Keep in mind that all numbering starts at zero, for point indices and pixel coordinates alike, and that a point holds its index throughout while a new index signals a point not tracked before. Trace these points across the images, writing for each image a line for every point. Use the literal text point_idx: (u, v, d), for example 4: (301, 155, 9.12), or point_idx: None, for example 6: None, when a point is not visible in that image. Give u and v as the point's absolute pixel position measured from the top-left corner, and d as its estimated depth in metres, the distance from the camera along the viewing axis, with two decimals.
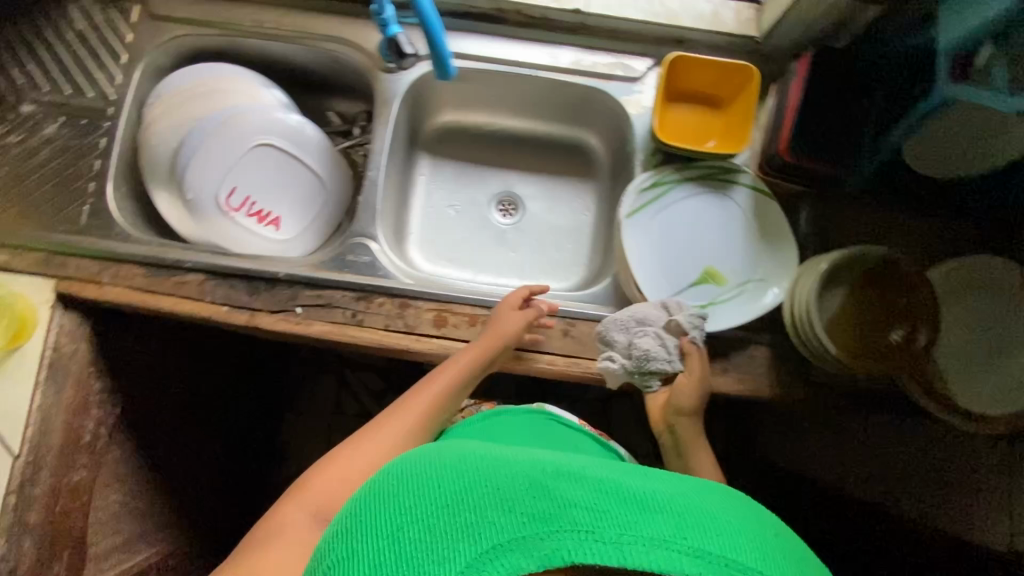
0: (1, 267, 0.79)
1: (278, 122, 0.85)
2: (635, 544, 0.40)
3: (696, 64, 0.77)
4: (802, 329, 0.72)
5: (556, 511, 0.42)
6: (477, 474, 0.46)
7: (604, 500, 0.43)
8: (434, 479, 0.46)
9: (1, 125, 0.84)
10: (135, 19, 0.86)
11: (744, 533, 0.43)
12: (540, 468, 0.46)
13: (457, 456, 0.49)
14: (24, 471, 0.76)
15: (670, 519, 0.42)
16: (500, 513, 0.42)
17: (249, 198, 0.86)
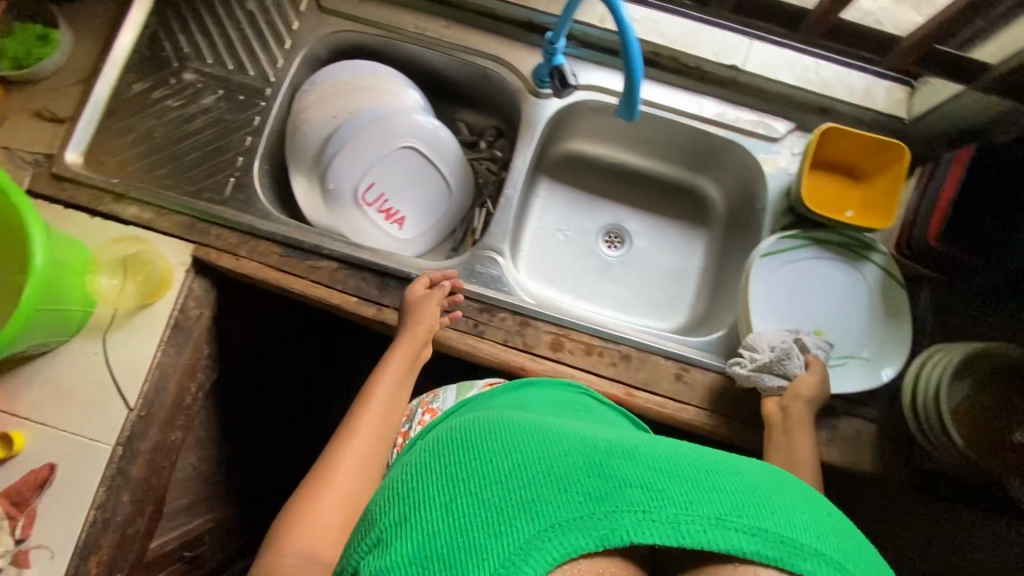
0: (145, 224, 0.81)
1: (421, 126, 0.88)
2: (692, 523, 0.38)
3: (849, 136, 0.79)
4: (925, 415, 0.73)
5: (610, 491, 0.39)
6: (522, 450, 0.43)
7: (656, 476, 0.41)
8: (477, 456, 0.44)
9: (163, 88, 0.87)
10: (303, 8, 0.89)
11: (801, 506, 0.40)
12: (584, 445, 0.44)
13: (499, 431, 0.47)
14: (135, 425, 0.77)
15: (725, 497, 0.39)
16: (549, 490, 0.40)
17: (383, 195, 0.88)
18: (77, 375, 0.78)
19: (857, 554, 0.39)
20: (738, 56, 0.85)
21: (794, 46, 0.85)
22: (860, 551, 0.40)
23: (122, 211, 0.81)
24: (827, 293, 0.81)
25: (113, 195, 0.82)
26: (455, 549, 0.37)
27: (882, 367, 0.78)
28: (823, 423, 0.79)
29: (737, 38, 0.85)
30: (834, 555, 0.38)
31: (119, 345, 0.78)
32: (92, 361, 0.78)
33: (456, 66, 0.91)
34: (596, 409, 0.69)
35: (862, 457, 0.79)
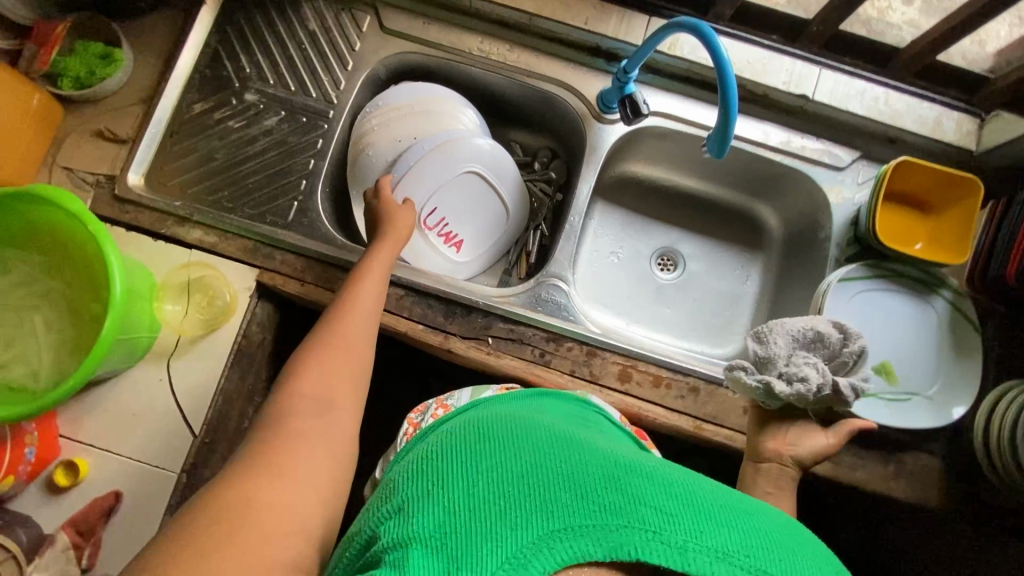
0: (209, 248, 0.80)
1: (481, 148, 0.86)
2: (701, 553, 0.36)
3: (920, 170, 0.78)
4: (1000, 453, 0.72)
5: (625, 504, 0.37)
6: (540, 453, 0.42)
7: (672, 500, 0.38)
8: (495, 452, 0.43)
9: (224, 109, 0.86)
10: (365, 29, 0.88)
11: (812, 564, 0.38)
12: (603, 458, 0.43)
13: (519, 432, 0.46)
14: (199, 451, 0.76)
15: (737, 536, 0.37)
16: (561, 494, 0.38)
17: (444, 219, 0.87)
18: (142, 400, 0.77)
19: None
20: (808, 85, 0.84)
21: (864, 76, 0.84)
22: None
23: (186, 234, 0.81)
24: (894, 326, 0.80)
25: (176, 218, 0.81)
26: (462, 537, 0.36)
27: (953, 403, 0.77)
28: (891, 458, 0.79)
29: (807, 67, 0.84)
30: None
31: (183, 371, 0.77)
32: (157, 387, 0.77)
33: (516, 89, 0.90)
34: (606, 428, 0.63)
35: (930, 492, 0.78)
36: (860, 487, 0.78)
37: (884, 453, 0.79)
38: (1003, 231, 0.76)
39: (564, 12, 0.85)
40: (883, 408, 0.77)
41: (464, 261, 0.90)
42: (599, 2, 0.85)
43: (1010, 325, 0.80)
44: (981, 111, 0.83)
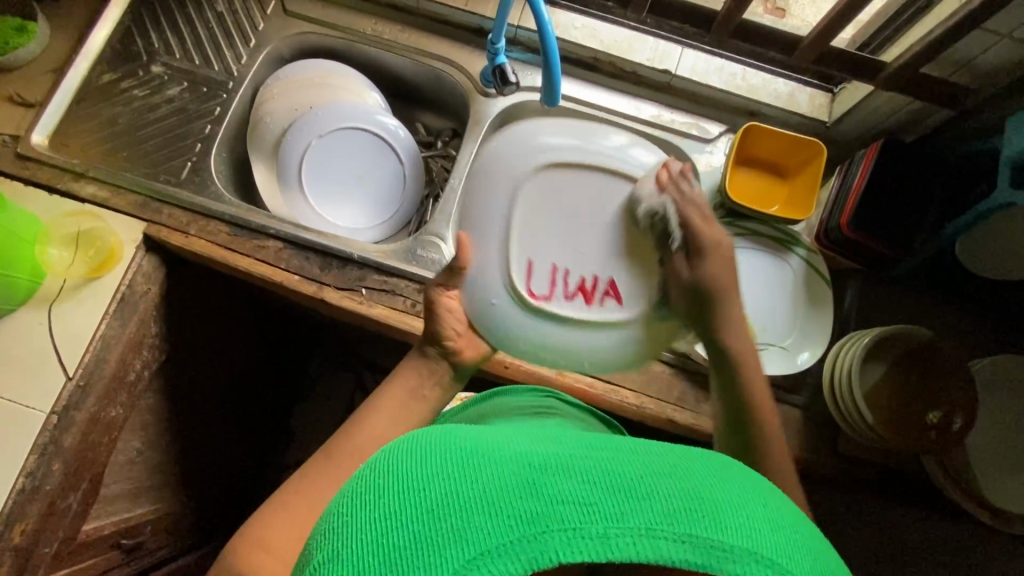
0: (100, 201, 0.84)
1: (522, 148, 0.62)
2: (625, 537, 0.30)
3: (768, 134, 0.84)
4: (843, 401, 0.74)
5: (537, 508, 0.31)
6: (432, 474, 0.34)
7: (588, 487, 0.32)
8: (381, 486, 0.35)
9: (132, 79, 0.92)
10: (269, 11, 0.96)
11: (744, 511, 0.33)
12: (509, 453, 0.34)
13: (413, 450, 0.37)
14: (72, 394, 0.78)
15: (663, 506, 0.31)
16: (458, 520, 0.31)
17: (557, 271, 0.62)
18: (20, 344, 0.79)
19: (793, 541, 0.33)
20: (670, 61, 0.90)
21: (724, 54, 0.90)
22: (802, 540, 0.34)
23: (80, 190, 0.85)
24: (750, 280, 0.84)
25: (72, 175, 0.85)
26: None
27: (803, 351, 0.80)
28: None
29: (670, 45, 0.91)
30: (769, 555, 0.32)
31: (62, 316, 0.80)
32: (35, 331, 0.79)
33: (409, 67, 0.97)
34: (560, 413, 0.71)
35: (790, 443, 0.79)
36: None
37: None
38: (842, 190, 0.79)
39: None
40: None
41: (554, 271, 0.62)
42: None
43: (862, 283, 0.83)
44: (833, 86, 0.89)
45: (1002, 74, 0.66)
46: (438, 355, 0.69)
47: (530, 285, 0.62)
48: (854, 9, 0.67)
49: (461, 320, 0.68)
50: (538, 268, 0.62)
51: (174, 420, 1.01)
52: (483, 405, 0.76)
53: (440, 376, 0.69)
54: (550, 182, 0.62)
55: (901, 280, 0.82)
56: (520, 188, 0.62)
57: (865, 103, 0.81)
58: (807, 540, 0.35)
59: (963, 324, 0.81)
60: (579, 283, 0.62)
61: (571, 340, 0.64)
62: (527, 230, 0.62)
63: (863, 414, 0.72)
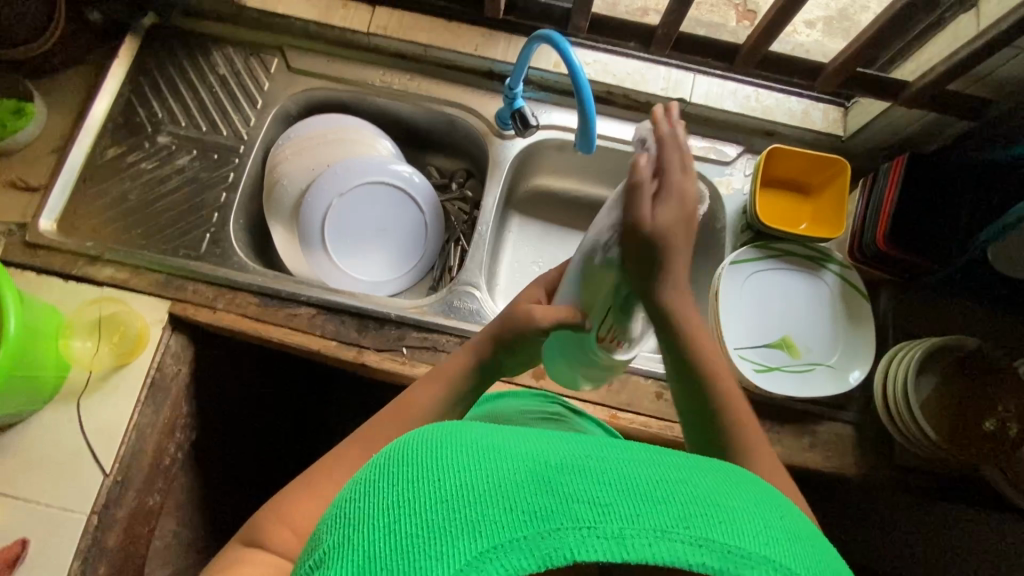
0: (119, 284, 0.81)
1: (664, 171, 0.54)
2: (639, 537, 0.29)
3: (791, 155, 0.84)
4: (900, 416, 0.74)
5: (552, 505, 0.30)
6: (449, 463, 0.33)
7: (605, 487, 0.31)
8: (398, 472, 0.34)
9: (137, 152, 0.89)
10: (273, 69, 0.94)
11: (762, 524, 0.31)
12: (522, 450, 0.33)
13: (425, 441, 0.36)
14: (111, 490, 0.75)
15: (678, 510, 0.30)
16: (473, 512, 0.30)
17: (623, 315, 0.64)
18: (50, 443, 0.75)
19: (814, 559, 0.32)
20: (684, 90, 0.90)
21: (736, 78, 0.91)
22: (817, 555, 0.33)
23: (97, 273, 0.81)
24: (788, 300, 0.84)
25: (87, 258, 0.82)
26: None
27: (851, 369, 0.81)
28: (804, 429, 0.80)
29: (682, 74, 0.91)
30: (786, 563, 0.30)
31: (94, 409, 0.76)
32: (65, 428, 0.76)
33: (422, 114, 0.96)
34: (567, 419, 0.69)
35: (846, 461, 0.79)
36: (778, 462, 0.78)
37: (797, 425, 0.80)
38: (872, 206, 0.80)
39: (456, 41, 0.91)
40: (787, 380, 0.80)
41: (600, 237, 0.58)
42: (487, 31, 0.92)
43: (896, 293, 0.84)
44: (844, 100, 0.90)
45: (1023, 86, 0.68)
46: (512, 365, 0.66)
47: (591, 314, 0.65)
48: (878, 35, 0.68)
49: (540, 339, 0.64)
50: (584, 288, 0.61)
51: (206, 497, 0.97)
52: (487, 407, 0.72)
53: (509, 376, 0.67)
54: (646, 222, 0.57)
55: (935, 287, 0.83)
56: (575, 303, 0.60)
57: (885, 117, 0.82)
58: (823, 553, 0.33)
59: (999, 326, 0.82)
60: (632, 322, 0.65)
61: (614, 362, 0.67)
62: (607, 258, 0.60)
63: (923, 428, 0.72)
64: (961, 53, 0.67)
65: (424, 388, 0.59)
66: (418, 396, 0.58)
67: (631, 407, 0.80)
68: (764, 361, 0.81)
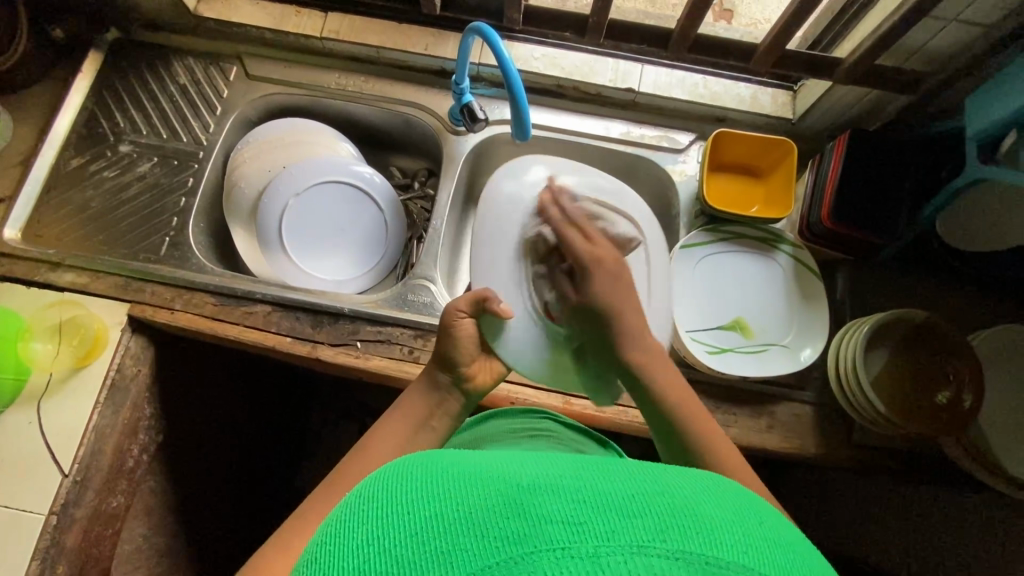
0: (80, 288, 0.83)
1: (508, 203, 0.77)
2: (615, 555, 0.26)
3: (737, 138, 0.85)
4: (849, 390, 0.74)
5: (524, 529, 0.27)
6: (423, 495, 0.31)
7: (575, 503, 0.28)
8: (371, 509, 0.31)
9: (100, 161, 0.91)
10: (232, 78, 0.96)
11: (744, 538, 0.28)
12: (495, 474, 0.31)
13: (397, 478, 0.33)
14: (69, 491, 0.76)
15: (655, 523, 0.27)
16: (446, 542, 0.27)
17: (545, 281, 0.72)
18: (10, 445, 0.76)
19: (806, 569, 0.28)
20: (633, 80, 0.92)
21: (683, 66, 0.92)
22: (804, 564, 0.29)
23: (58, 279, 0.83)
24: (740, 281, 0.84)
25: (49, 265, 0.84)
26: None
27: (804, 347, 0.80)
28: (762, 411, 0.79)
29: (630, 65, 0.92)
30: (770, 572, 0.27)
31: (53, 411, 0.78)
32: (25, 430, 0.77)
33: (379, 115, 0.98)
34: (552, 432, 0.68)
35: (804, 441, 0.78)
36: (736, 444, 0.78)
37: (755, 407, 0.79)
38: (817, 184, 0.80)
39: (407, 42, 0.93)
40: (740, 361, 0.80)
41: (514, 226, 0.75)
42: (437, 30, 0.93)
43: (851, 271, 0.83)
44: (792, 84, 0.91)
45: (954, 57, 0.69)
46: (450, 382, 0.64)
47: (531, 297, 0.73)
48: (803, 13, 0.69)
49: (478, 341, 0.67)
50: (533, 283, 0.73)
51: (177, 501, 0.97)
52: (475, 430, 0.70)
53: (451, 407, 0.64)
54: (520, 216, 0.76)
55: (887, 265, 0.83)
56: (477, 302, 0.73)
57: (827, 98, 0.83)
58: (808, 562, 0.30)
59: (957, 300, 0.82)
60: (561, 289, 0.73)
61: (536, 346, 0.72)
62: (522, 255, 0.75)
63: (872, 402, 0.71)
64: (885, 26, 0.68)
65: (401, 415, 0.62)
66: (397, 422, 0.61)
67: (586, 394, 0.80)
68: (717, 343, 0.81)
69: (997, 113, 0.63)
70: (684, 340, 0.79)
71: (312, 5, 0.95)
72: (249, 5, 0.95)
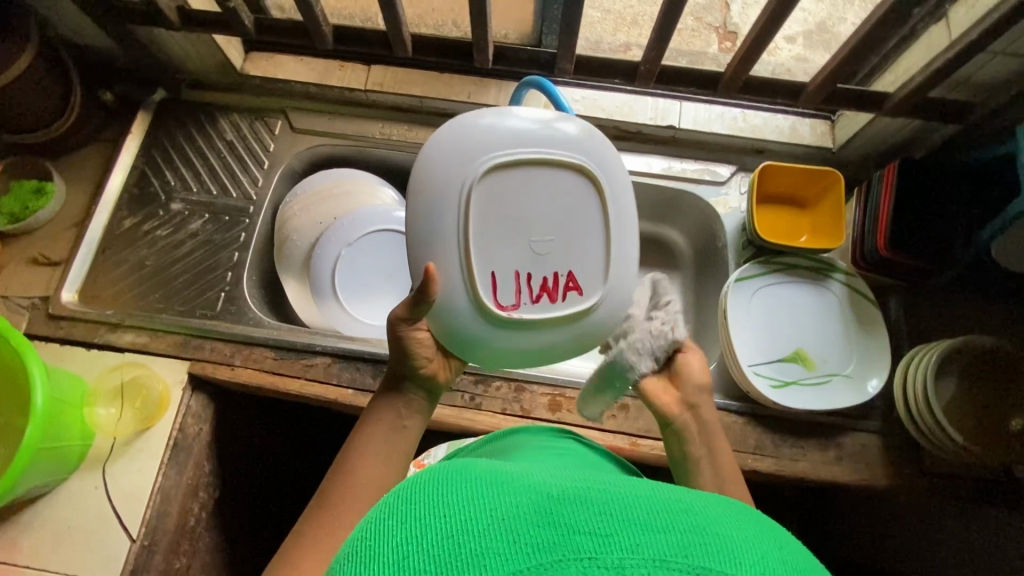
0: (140, 348, 0.83)
1: (495, 133, 0.57)
2: (637, 568, 0.26)
3: (784, 170, 0.86)
4: (922, 419, 0.73)
5: (553, 538, 0.28)
6: (456, 497, 0.31)
7: (604, 516, 0.28)
8: (407, 510, 0.31)
9: (153, 220, 0.93)
10: (277, 131, 0.98)
11: (769, 557, 0.28)
12: (528, 484, 0.31)
13: (429, 474, 0.34)
14: (139, 556, 0.75)
15: (679, 538, 0.27)
16: (478, 545, 0.28)
17: (521, 275, 0.58)
18: (78, 511, 0.76)
19: None
20: (672, 117, 0.93)
21: (721, 101, 0.94)
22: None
23: (118, 339, 0.84)
24: (795, 312, 0.85)
25: (108, 326, 0.84)
26: None
27: (869, 377, 0.80)
28: (829, 442, 0.79)
29: (669, 103, 0.94)
30: None
31: (119, 475, 0.77)
32: (92, 496, 0.76)
33: None
34: (581, 451, 0.66)
35: (875, 471, 0.77)
36: (806, 478, 0.77)
37: (822, 439, 0.79)
38: (869, 214, 0.81)
39: (449, 91, 0.95)
40: (805, 394, 0.80)
41: (588, 302, 0.59)
42: (478, 78, 0.96)
43: (904, 296, 0.84)
44: (829, 113, 0.93)
45: (1004, 86, 0.70)
46: (415, 383, 0.62)
47: (495, 294, 0.58)
48: (855, 51, 0.70)
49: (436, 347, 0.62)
50: (503, 277, 0.58)
51: (232, 556, 0.96)
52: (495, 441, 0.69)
53: (419, 406, 0.61)
54: (503, 180, 0.57)
55: (943, 289, 0.83)
56: (565, 146, 0.58)
57: (871, 127, 0.84)
58: None
59: None
60: (541, 283, 0.58)
61: (520, 341, 0.59)
62: (488, 240, 0.57)
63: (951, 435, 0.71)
64: (938, 62, 0.69)
65: (374, 426, 0.59)
66: (373, 433, 0.58)
67: (652, 433, 0.80)
68: (780, 376, 0.81)
69: None
70: (750, 374, 0.79)
71: (354, 58, 0.97)
72: (293, 61, 0.97)
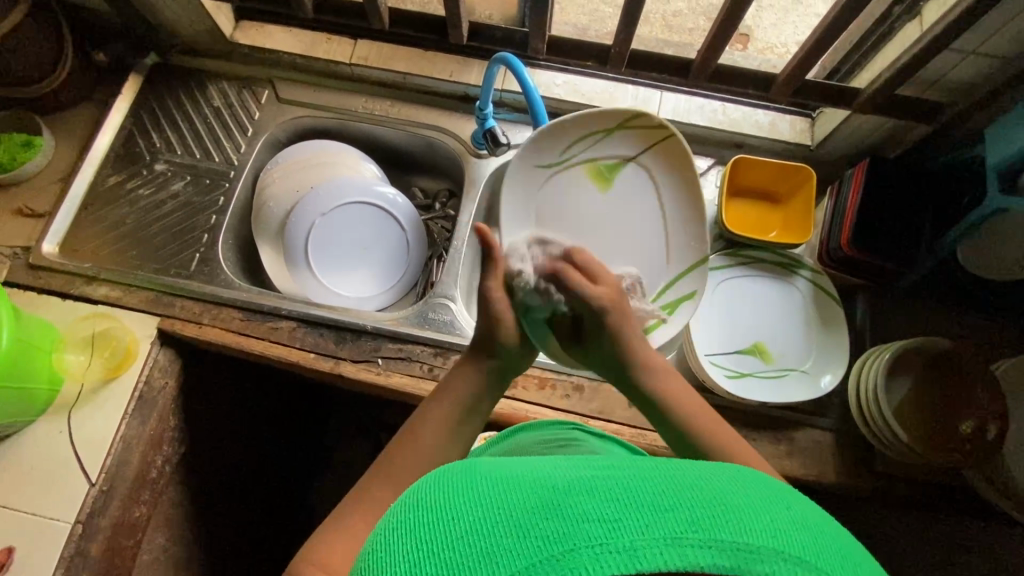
0: (113, 301, 0.85)
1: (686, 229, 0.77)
2: (651, 547, 0.26)
3: (756, 164, 0.86)
4: (874, 421, 0.73)
5: (563, 528, 0.27)
6: (462, 505, 0.30)
7: (611, 502, 0.28)
8: (410, 527, 0.31)
9: (136, 179, 0.95)
10: (264, 100, 1.00)
11: (775, 522, 0.28)
12: (531, 478, 0.31)
13: (430, 490, 0.33)
14: (96, 500, 0.77)
15: (688, 514, 0.27)
16: (490, 543, 0.27)
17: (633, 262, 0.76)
18: (42, 453, 0.78)
19: (837, 551, 0.29)
20: (652, 106, 0.93)
21: (702, 93, 0.94)
22: (834, 552, 0.29)
23: (93, 291, 0.86)
24: (757, 307, 0.85)
25: (85, 278, 0.87)
26: None
27: (825, 373, 0.80)
28: (780, 436, 0.79)
29: (650, 92, 0.94)
30: (798, 553, 0.27)
31: (83, 420, 0.80)
32: (56, 439, 0.79)
33: (404, 138, 1.00)
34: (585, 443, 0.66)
35: (824, 468, 0.77)
36: None
37: (773, 433, 0.79)
38: (837, 212, 0.81)
39: (432, 68, 0.96)
40: (760, 386, 0.80)
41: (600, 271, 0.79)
42: (462, 57, 0.96)
43: (871, 297, 0.83)
44: (810, 111, 0.92)
45: (977, 87, 0.70)
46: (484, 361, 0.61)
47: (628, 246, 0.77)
48: (824, 44, 0.70)
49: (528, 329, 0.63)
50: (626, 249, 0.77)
51: (195, 511, 0.98)
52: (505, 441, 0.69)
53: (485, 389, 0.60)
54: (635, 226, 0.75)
55: (910, 292, 0.83)
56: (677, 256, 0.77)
57: (846, 126, 0.84)
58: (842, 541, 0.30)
59: (978, 331, 0.82)
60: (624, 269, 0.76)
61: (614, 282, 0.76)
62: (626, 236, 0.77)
63: (897, 434, 0.71)
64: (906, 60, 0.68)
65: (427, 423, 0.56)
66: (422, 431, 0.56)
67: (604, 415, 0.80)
68: (736, 367, 0.81)
69: (1015, 145, 0.64)
70: (704, 363, 0.79)
71: (343, 32, 0.98)
72: (282, 32, 0.99)
